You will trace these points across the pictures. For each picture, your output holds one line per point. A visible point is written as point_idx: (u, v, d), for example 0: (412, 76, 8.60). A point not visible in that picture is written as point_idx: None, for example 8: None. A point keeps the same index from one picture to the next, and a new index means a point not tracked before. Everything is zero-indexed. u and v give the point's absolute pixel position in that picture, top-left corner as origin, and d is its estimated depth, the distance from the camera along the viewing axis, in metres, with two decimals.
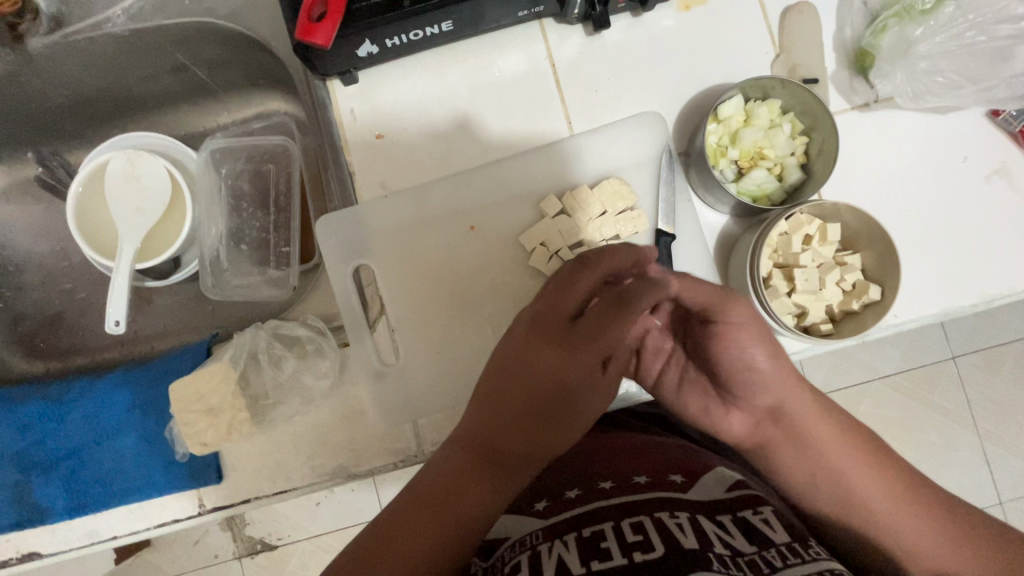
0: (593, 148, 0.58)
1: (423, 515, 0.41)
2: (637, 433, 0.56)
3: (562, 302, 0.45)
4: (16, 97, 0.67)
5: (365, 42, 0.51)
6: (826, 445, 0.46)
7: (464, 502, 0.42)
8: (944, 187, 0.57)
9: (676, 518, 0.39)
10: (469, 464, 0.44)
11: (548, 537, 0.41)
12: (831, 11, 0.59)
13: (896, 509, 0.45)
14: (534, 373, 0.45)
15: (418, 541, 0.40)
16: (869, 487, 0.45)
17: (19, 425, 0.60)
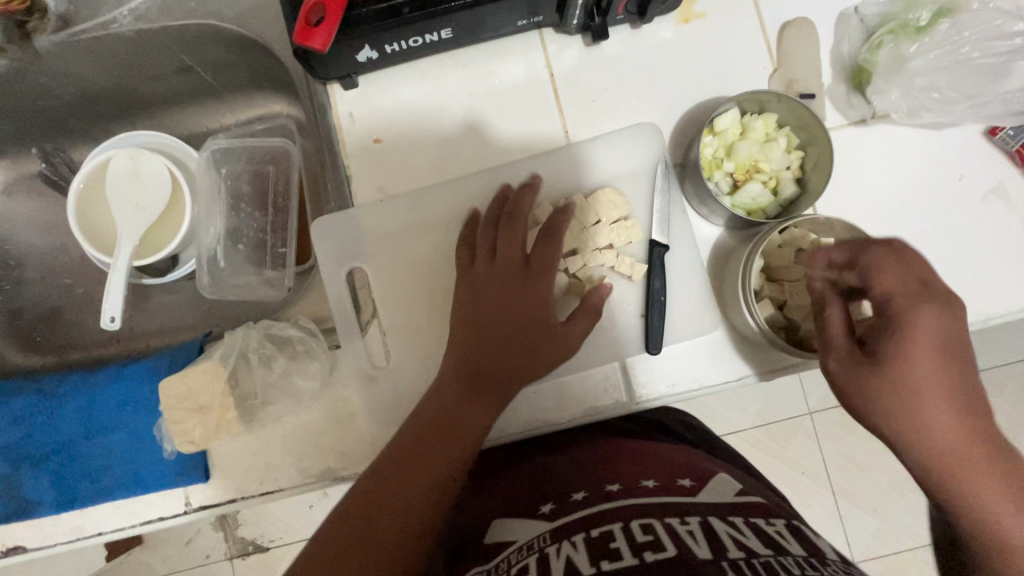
0: (590, 157, 0.58)
1: (432, 432, 0.48)
2: (628, 441, 0.57)
3: (512, 250, 0.54)
4: (23, 94, 0.68)
5: (365, 47, 0.52)
6: (944, 419, 0.38)
7: (450, 435, 0.49)
8: (941, 204, 0.57)
9: (686, 523, 0.40)
10: (454, 394, 0.50)
11: (555, 539, 0.41)
12: (829, 27, 0.59)
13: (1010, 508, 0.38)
14: (500, 315, 0.53)
15: (434, 456, 0.47)
16: (987, 483, 0.38)
17: (10, 418, 0.60)
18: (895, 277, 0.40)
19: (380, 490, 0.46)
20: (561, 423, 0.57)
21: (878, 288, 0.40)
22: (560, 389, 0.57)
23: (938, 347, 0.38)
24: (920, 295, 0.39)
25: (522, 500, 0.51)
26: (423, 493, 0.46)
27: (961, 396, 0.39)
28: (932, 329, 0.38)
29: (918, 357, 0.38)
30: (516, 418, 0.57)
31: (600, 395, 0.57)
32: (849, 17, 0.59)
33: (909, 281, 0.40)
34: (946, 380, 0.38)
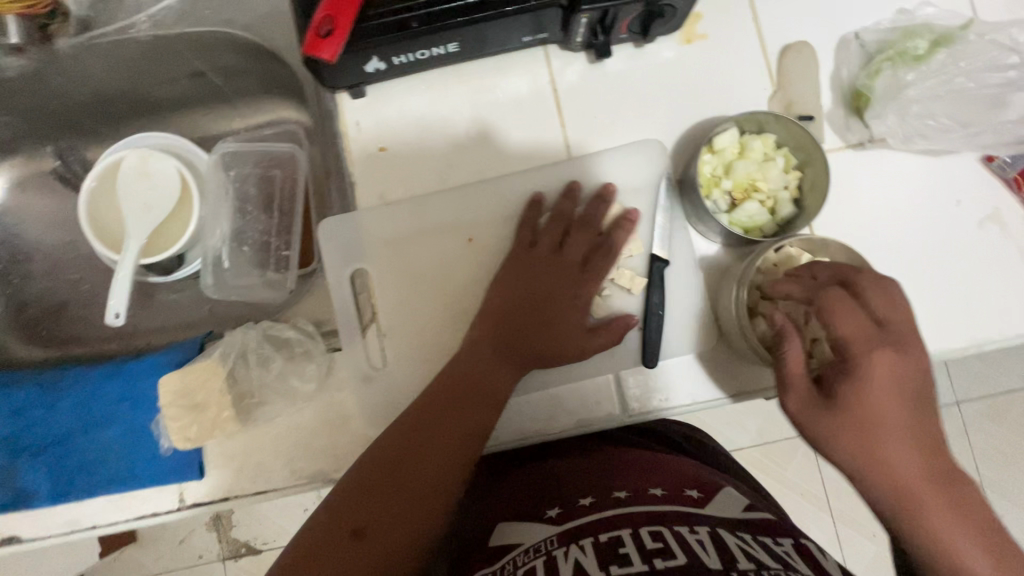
0: (589, 171, 0.60)
1: (460, 393, 0.52)
2: (624, 447, 0.61)
3: (574, 250, 0.59)
4: (41, 94, 0.70)
5: (373, 58, 0.53)
6: (896, 447, 0.43)
7: (473, 407, 0.52)
8: (937, 229, 0.58)
9: (694, 533, 0.43)
10: (484, 369, 0.54)
11: (564, 542, 0.45)
12: (829, 52, 0.60)
13: (961, 537, 0.40)
14: (541, 303, 0.57)
15: (457, 417, 0.51)
16: (938, 508, 0.41)
17: (12, 410, 0.61)
18: (848, 316, 0.45)
19: (404, 448, 0.49)
20: (554, 432, 0.57)
21: (840, 331, 0.45)
22: (553, 401, 0.57)
23: (889, 382, 0.44)
24: (874, 339, 0.44)
25: (530, 503, 0.54)
26: (440, 451, 0.50)
27: (908, 428, 0.43)
28: (886, 368, 0.44)
29: (869, 387, 0.44)
30: (508, 427, 0.57)
31: (594, 406, 0.57)
32: (848, 43, 0.60)
33: (865, 324, 0.45)
34: (898, 413, 0.44)
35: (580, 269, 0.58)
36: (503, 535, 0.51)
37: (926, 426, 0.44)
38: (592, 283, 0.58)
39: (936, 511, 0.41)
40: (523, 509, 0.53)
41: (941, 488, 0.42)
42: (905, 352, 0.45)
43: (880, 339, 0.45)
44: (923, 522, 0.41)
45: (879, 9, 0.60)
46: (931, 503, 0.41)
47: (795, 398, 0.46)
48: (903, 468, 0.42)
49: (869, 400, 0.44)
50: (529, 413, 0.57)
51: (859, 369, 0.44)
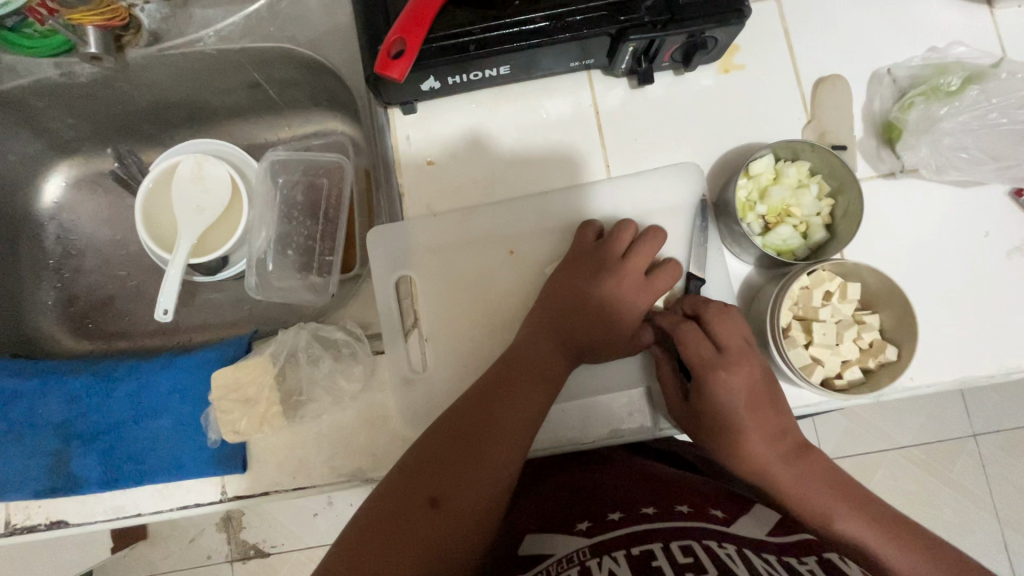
0: (630, 190, 0.62)
1: (528, 376, 0.54)
2: (648, 464, 0.61)
3: (641, 261, 0.57)
4: (107, 100, 0.74)
5: (429, 78, 0.56)
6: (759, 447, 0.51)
7: (535, 391, 0.53)
8: (966, 258, 0.59)
9: (723, 549, 0.44)
10: (546, 358, 0.55)
11: (596, 554, 0.46)
12: (862, 85, 0.63)
13: (820, 495, 0.50)
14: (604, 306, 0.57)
15: (530, 400, 0.52)
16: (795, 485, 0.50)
17: (67, 397, 0.63)
18: (697, 344, 0.53)
19: (468, 427, 0.50)
20: (586, 442, 0.59)
21: (687, 356, 0.53)
22: (586, 411, 0.59)
23: (741, 395, 0.51)
24: (713, 363, 0.52)
25: (557, 517, 0.55)
26: (515, 432, 0.51)
27: (755, 421, 0.51)
28: (721, 386, 0.51)
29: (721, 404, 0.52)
30: (542, 433, 0.59)
31: (625, 418, 0.59)
32: (881, 77, 0.62)
33: (705, 349, 0.53)
34: (745, 415, 0.51)
35: (645, 279, 0.58)
36: (530, 547, 0.52)
37: (772, 417, 0.52)
38: (656, 293, 0.58)
39: (800, 481, 0.50)
40: (553, 521, 0.54)
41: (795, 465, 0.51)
42: (734, 369, 0.52)
43: (715, 361, 0.52)
44: (785, 493, 0.51)
45: (912, 47, 0.63)
46: (794, 477, 0.50)
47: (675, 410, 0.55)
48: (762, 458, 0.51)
49: (721, 410, 0.51)
50: (563, 423, 0.59)
51: (707, 382, 0.52)
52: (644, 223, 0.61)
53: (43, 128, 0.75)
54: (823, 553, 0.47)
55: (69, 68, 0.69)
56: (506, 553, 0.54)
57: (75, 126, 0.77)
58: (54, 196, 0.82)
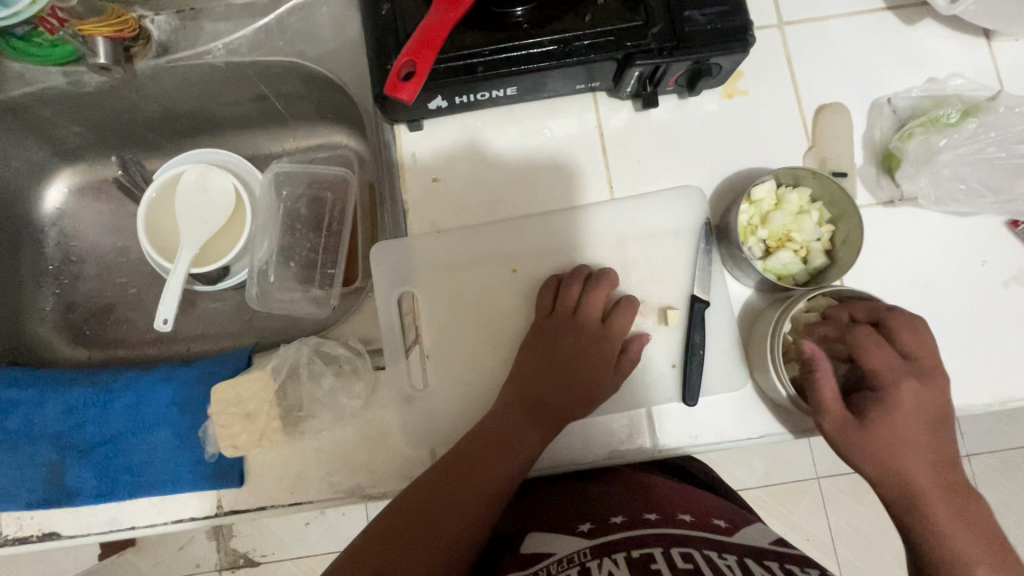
0: (635, 212, 0.62)
1: (492, 457, 0.53)
2: (649, 471, 0.62)
3: (594, 311, 0.59)
4: (114, 108, 0.74)
5: (437, 97, 0.57)
6: (918, 466, 0.48)
7: (492, 473, 0.53)
8: (963, 286, 0.60)
9: (724, 559, 0.44)
10: (517, 432, 0.55)
11: (596, 556, 0.47)
12: (862, 114, 0.64)
13: (963, 530, 0.45)
14: (576, 364, 0.59)
15: (487, 480, 0.53)
16: (946, 518, 0.46)
17: (65, 406, 0.63)
18: (881, 354, 0.51)
19: (430, 499, 0.51)
20: (587, 461, 0.59)
21: (871, 364, 0.51)
22: (584, 430, 0.59)
23: (916, 408, 0.49)
24: (901, 372, 0.50)
25: (559, 518, 0.55)
26: (472, 509, 0.52)
27: (914, 434, 0.49)
28: (909, 396, 0.49)
29: (899, 412, 0.49)
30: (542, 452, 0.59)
31: (625, 439, 0.59)
32: (881, 106, 0.63)
33: (891, 358, 0.51)
34: (913, 442, 0.48)
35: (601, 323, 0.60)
36: (530, 547, 0.52)
37: (931, 438, 0.49)
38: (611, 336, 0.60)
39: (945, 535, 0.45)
40: (554, 523, 0.54)
41: (957, 501, 0.46)
42: (928, 382, 0.50)
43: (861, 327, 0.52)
44: (942, 536, 0.45)
45: (910, 78, 0.64)
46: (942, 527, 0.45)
47: (844, 426, 0.49)
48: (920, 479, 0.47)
49: (886, 414, 0.49)
50: (563, 439, 0.59)
51: (884, 373, 0.51)
52: (646, 245, 0.62)
53: (50, 134, 0.76)
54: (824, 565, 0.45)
55: (78, 76, 0.69)
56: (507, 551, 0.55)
57: (80, 133, 0.77)
58: (56, 202, 0.82)
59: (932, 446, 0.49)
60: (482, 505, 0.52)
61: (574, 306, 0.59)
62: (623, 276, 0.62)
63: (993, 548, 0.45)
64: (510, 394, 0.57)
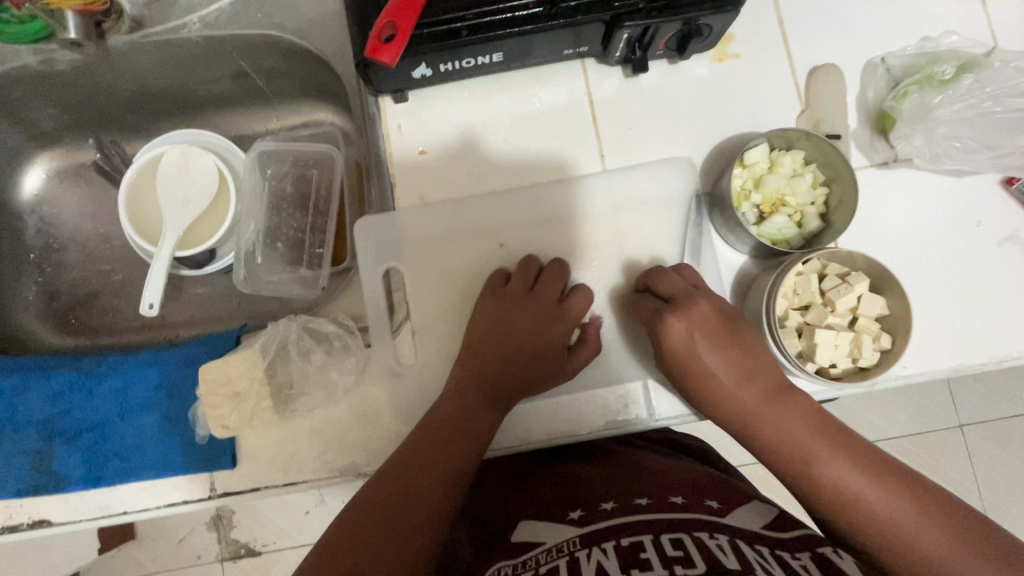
0: (625, 180, 0.61)
1: (449, 438, 0.53)
2: (639, 456, 0.62)
3: (549, 290, 0.58)
4: (89, 89, 0.72)
5: (421, 65, 0.55)
6: (734, 390, 0.52)
7: (451, 454, 0.52)
8: (958, 247, 0.60)
9: (713, 539, 0.43)
10: (471, 414, 0.54)
11: (585, 545, 0.45)
12: (855, 75, 0.63)
13: (801, 437, 0.48)
14: (533, 346, 0.57)
15: (447, 461, 0.52)
16: (769, 431, 0.50)
17: (51, 393, 0.62)
18: (644, 304, 0.57)
19: (395, 485, 0.50)
20: (583, 433, 0.58)
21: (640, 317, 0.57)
22: (577, 405, 0.59)
23: (683, 338, 0.53)
24: (662, 311, 0.54)
25: (551, 507, 0.54)
26: (436, 493, 0.51)
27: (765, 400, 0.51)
28: (676, 330, 0.53)
29: (694, 356, 0.53)
30: (537, 424, 0.59)
31: (621, 409, 0.59)
32: (875, 66, 0.62)
33: (652, 303, 0.56)
34: (729, 376, 0.52)
35: (558, 305, 0.58)
36: (520, 536, 0.51)
37: (787, 397, 0.50)
38: (570, 316, 0.58)
39: (780, 446, 0.49)
40: (544, 512, 0.53)
41: (782, 405, 0.50)
42: (684, 311, 0.53)
43: (666, 309, 0.54)
44: (773, 445, 0.50)
45: (903, 37, 0.63)
46: (776, 440, 0.49)
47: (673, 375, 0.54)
48: (790, 435, 0.49)
49: (717, 388, 0.52)
50: (557, 415, 0.59)
51: (708, 352, 0.53)
52: (638, 216, 0.61)
53: (23, 117, 0.74)
54: (820, 546, 0.44)
55: (48, 54, 0.67)
56: (497, 540, 0.54)
57: (56, 115, 0.75)
58: (34, 188, 0.80)
59: (793, 403, 0.50)
60: (446, 486, 0.51)
61: (530, 284, 0.59)
62: (615, 246, 0.61)
63: (828, 442, 0.48)
64: (461, 375, 0.56)
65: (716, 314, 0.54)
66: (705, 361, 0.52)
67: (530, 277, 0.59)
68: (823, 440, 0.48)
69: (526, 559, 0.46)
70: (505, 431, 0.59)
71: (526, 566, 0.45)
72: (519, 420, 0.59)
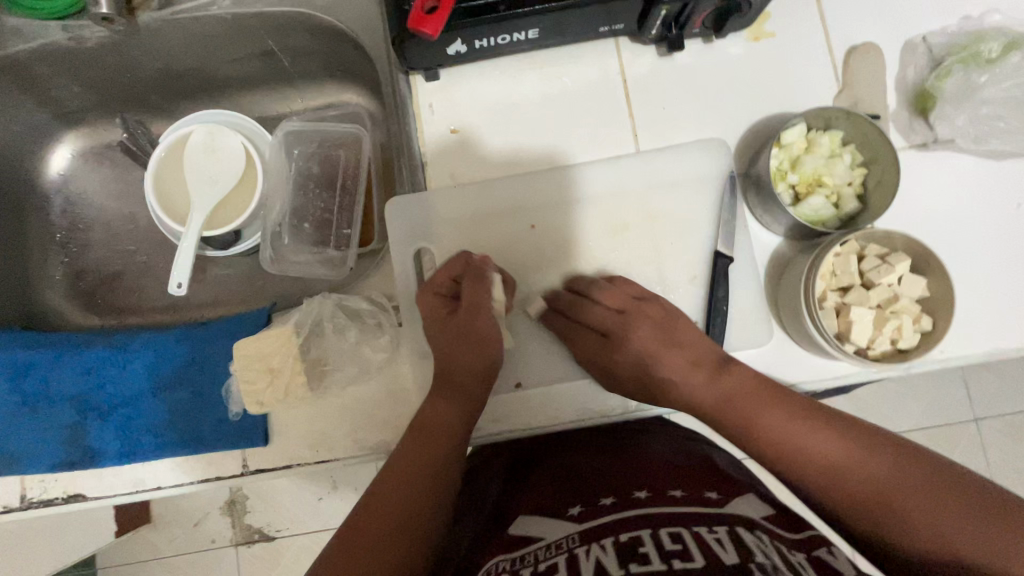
0: (657, 161, 0.61)
1: (428, 431, 0.52)
2: (639, 445, 0.60)
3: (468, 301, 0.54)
4: (115, 66, 0.72)
5: (456, 40, 0.55)
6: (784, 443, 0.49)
7: (438, 440, 0.52)
8: (997, 230, 0.59)
9: (713, 533, 0.41)
10: (445, 412, 0.53)
11: (584, 541, 0.44)
12: (894, 54, 0.62)
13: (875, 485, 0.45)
14: (467, 339, 0.55)
15: (433, 450, 0.51)
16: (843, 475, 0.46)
17: (81, 368, 0.62)
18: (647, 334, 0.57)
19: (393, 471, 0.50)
20: (612, 414, 0.58)
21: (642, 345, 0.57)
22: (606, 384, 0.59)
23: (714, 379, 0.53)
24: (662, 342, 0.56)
25: (553, 501, 0.52)
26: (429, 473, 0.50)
27: (797, 413, 0.50)
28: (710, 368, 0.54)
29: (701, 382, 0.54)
30: (570, 404, 0.58)
31: None
32: (915, 46, 0.61)
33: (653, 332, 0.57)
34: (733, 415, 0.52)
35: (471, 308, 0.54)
36: (520, 528, 0.49)
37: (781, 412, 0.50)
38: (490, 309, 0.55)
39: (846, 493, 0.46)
40: (543, 507, 0.51)
41: (841, 449, 0.47)
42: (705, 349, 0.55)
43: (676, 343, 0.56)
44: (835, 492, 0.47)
45: (946, 15, 0.62)
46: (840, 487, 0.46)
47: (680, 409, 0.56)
48: (856, 481, 0.46)
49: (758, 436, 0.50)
50: (587, 394, 0.59)
51: (681, 379, 0.55)
52: (669, 196, 0.60)
53: (49, 96, 0.73)
54: (815, 549, 0.42)
55: (78, 31, 0.66)
56: (497, 529, 0.52)
57: (82, 94, 0.75)
58: (59, 168, 0.80)
59: (824, 417, 0.49)
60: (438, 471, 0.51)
61: (446, 305, 0.56)
62: (647, 228, 0.60)
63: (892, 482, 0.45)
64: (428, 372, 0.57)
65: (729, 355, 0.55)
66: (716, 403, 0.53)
67: (445, 294, 0.57)
68: (852, 443, 0.47)
69: (524, 556, 0.44)
70: (537, 411, 0.59)
71: (524, 562, 0.44)
72: (551, 400, 0.59)
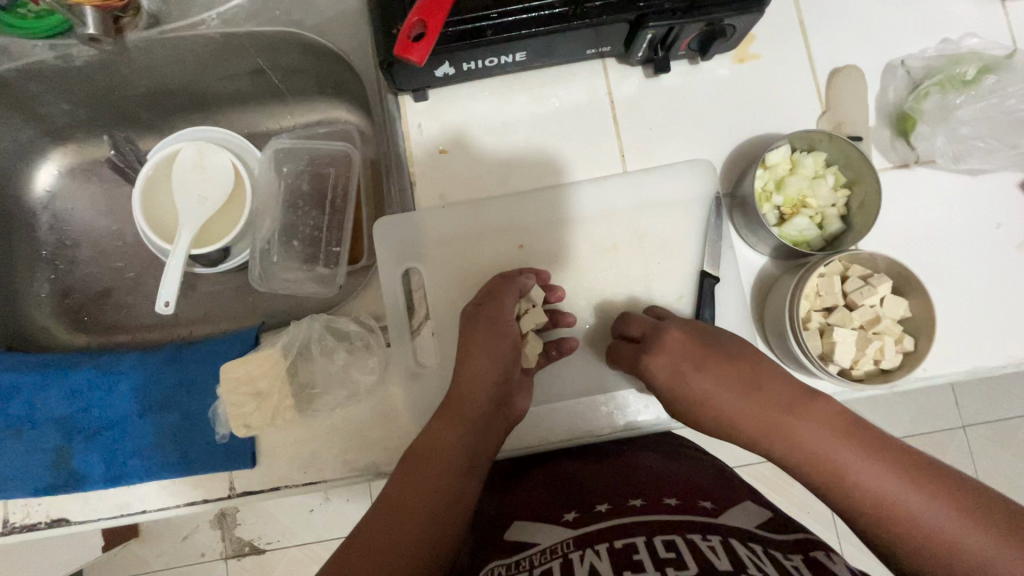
0: (645, 181, 0.61)
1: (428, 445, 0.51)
2: (636, 454, 0.58)
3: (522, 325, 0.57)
4: (103, 84, 0.71)
5: (444, 63, 0.55)
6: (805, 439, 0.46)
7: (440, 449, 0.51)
8: (977, 248, 0.60)
9: (707, 541, 0.42)
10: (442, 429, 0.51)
11: (579, 547, 0.44)
12: (875, 76, 0.63)
13: (894, 482, 0.42)
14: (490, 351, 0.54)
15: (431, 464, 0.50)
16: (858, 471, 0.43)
17: (67, 390, 0.61)
18: (678, 343, 0.53)
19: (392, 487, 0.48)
20: (601, 433, 0.60)
21: (670, 346, 0.52)
22: (594, 403, 0.60)
23: (730, 391, 0.49)
24: (688, 351, 0.52)
25: (545, 508, 0.52)
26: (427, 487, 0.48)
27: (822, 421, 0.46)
28: (709, 378, 0.50)
29: (712, 396, 0.50)
30: (559, 423, 0.60)
31: (642, 409, 0.60)
32: (895, 68, 0.63)
33: (670, 334, 0.53)
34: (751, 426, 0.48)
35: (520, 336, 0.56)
36: (514, 536, 0.50)
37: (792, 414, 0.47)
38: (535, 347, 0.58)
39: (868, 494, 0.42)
40: (540, 513, 0.51)
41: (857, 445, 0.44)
42: (716, 351, 0.52)
43: (690, 342, 0.53)
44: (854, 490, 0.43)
45: (925, 37, 0.63)
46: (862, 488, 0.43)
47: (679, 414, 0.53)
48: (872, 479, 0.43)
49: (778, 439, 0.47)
50: (576, 412, 0.60)
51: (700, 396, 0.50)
52: (656, 215, 0.61)
53: (36, 113, 0.73)
54: (811, 550, 0.42)
55: (66, 50, 0.66)
56: (488, 543, 0.51)
57: (70, 111, 0.74)
58: (46, 184, 0.80)
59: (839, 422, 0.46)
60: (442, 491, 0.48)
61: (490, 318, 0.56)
62: (635, 247, 0.61)
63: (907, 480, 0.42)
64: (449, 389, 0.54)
65: (737, 354, 0.51)
66: (731, 411, 0.49)
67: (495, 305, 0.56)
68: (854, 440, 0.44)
69: (518, 560, 0.45)
70: (529, 430, 0.60)
71: (519, 567, 0.44)
72: (542, 419, 0.60)
